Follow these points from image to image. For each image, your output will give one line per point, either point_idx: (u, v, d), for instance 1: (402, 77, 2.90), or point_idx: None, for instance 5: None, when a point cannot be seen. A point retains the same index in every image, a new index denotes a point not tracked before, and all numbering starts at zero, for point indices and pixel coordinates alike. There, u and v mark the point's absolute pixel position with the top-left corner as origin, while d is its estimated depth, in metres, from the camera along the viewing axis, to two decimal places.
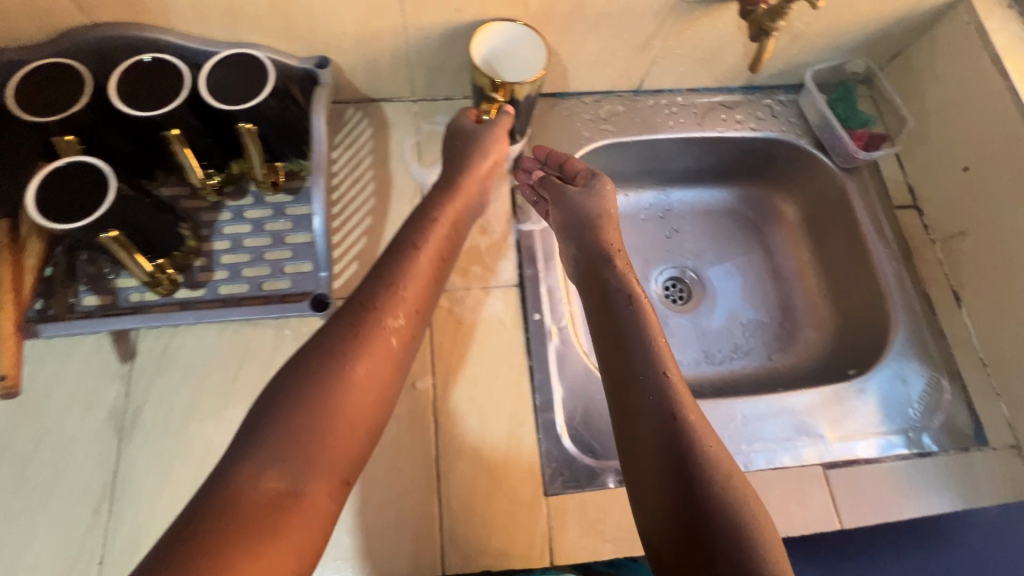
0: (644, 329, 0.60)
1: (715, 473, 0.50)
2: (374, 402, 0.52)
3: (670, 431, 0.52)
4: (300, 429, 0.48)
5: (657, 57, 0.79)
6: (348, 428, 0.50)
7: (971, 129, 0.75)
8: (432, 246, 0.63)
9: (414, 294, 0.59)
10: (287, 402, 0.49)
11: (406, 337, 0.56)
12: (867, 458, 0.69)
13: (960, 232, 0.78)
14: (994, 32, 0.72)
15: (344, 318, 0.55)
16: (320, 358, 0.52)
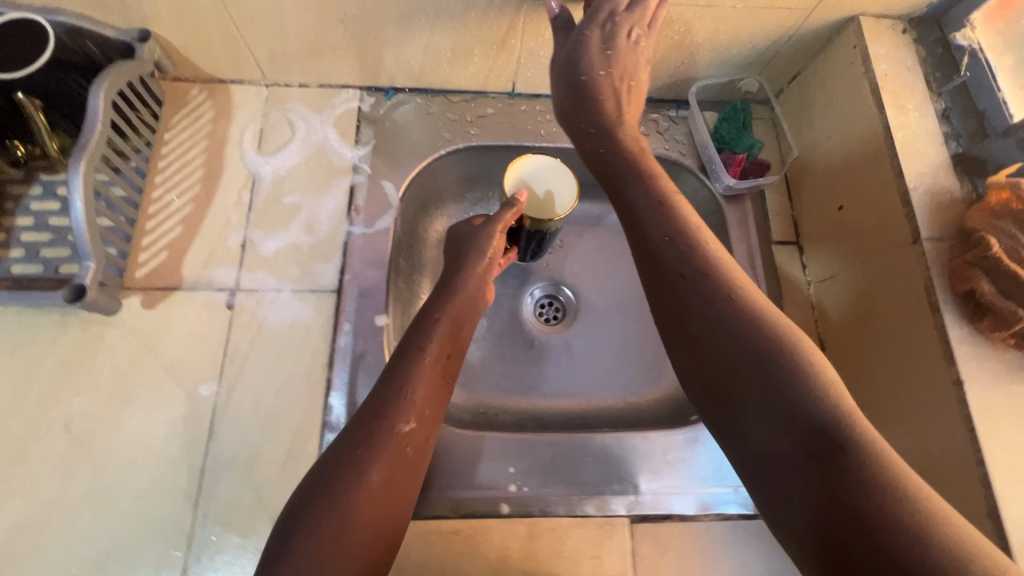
0: (652, 196, 0.55)
1: (804, 372, 0.44)
2: (391, 508, 0.48)
3: (739, 340, 0.47)
4: (331, 542, 0.44)
5: (520, 58, 0.73)
6: (366, 535, 0.46)
7: (850, 165, 0.68)
8: (436, 345, 0.58)
9: (437, 399, 0.56)
10: (302, 521, 0.45)
11: (420, 441, 0.52)
12: (681, 515, 0.63)
13: (830, 276, 0.70)
14: (879, 58, 0.65)
15: (357, 426, 0.51)
16: (342, 477, 0.47)
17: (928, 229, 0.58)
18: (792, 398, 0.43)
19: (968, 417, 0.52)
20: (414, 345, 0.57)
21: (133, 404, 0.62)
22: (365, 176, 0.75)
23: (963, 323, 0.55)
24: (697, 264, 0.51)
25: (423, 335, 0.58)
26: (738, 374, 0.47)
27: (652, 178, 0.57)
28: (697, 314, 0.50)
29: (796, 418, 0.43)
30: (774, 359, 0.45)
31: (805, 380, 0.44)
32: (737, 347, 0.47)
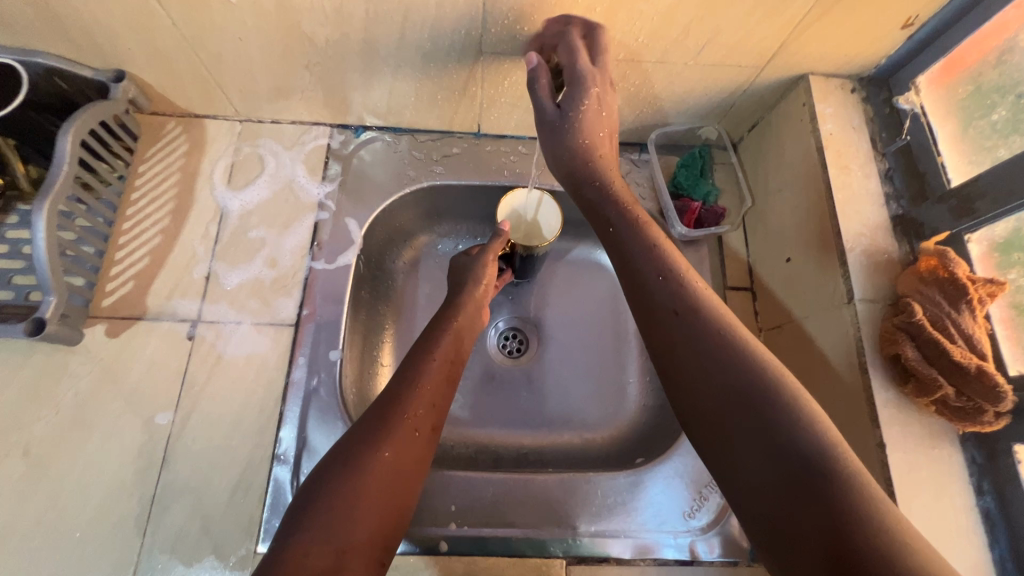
0: (644, 240, 0.59)
1: (786, 401, 0.45)
2: (401, 484, 0.53)
3: (723, 366, 0.49)
4: (350, 497, 0.50)
5: (482, 103, 0.75)
6: (381, 501, 0.51)
7: (797, 218, 0.69)
8: (446, 347, 0.65)
9: (440, 392, 0.62)
10: (324, 484, 0.51)
11: (426, 427, 0.58)
12: (619, 558, 0.65)
13: (777, 326, 0.71)
14: (825, 116, 0.67)
15: (370, 414, 0.57)
16: (359, 448, 0.53)
17: (862, 290, 0.59)
18: (773, 424, 0.45)
19: (888, 480, 0.53)
20: (425, 347, 0.65)
21: (90, 430, 0.64)
22: (330, 212, 0.77)
23: (889, 386, 0.56)
24: (687, 301, 0.54)
25: (431, 341, 0.65)
26: (722, 405, 0.48)
27: (639, 223, 0.61)
28: (687, 349, 0.52)
29: (773, 443, 0.44)
30: (762, 387, 0.47)
31: (791, 407, 0.45)
32: (724, 376, 0.49)
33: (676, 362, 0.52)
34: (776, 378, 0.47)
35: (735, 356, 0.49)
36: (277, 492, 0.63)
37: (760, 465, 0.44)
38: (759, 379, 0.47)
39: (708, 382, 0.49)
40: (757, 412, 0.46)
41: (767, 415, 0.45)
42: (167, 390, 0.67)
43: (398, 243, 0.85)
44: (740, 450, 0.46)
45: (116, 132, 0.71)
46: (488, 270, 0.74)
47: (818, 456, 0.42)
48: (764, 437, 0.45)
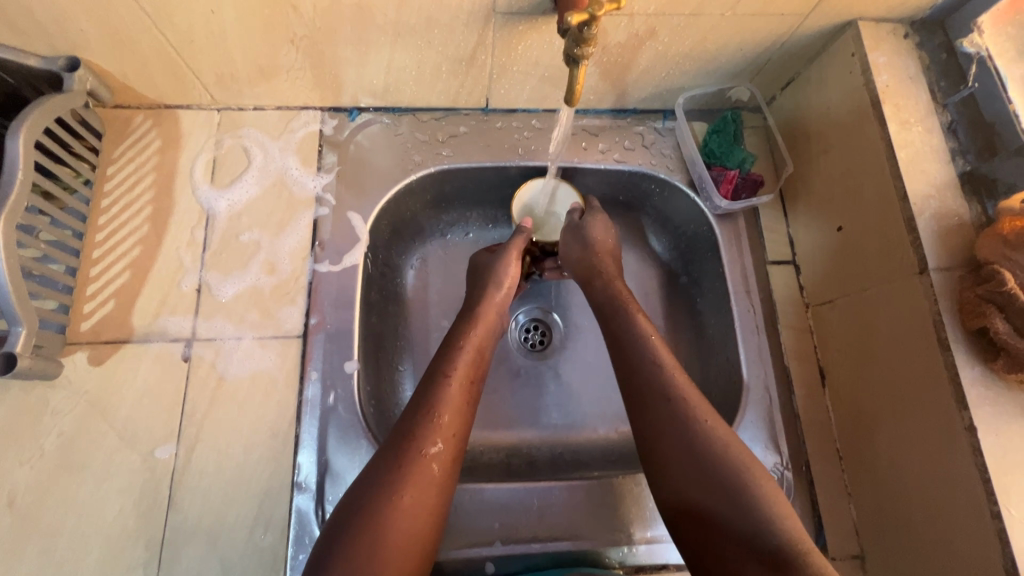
0: (610, 294, 0.64)
1: (767, 507, 0.47)
2: (424, 530, 0.47)
3: (700, 462, 0.50)
4: (370, 550, 0.44)
5: (492, 74, 0.67)
6: (403, 547, 0.46)
7: (849, 183, 0.63)
8: (461, 367, 0.57)
9: (462, 416, 0.55)
10: (339, 539, 0.45)
11: (449, 460, 0.51)
12: (679, 564, 0.60)
13: (829, 301, 0.66)
14: (878, 67, 0.60)
15: (385, 453, 0.50)
16: (377, 491, 0.47)
17: (936, 258, 0.54)
18: (745, 500, 0.48)
19: (982, 466, 0.48)
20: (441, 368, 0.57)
21: (82, 473, 0.57)
22: (330, 208, 0.69)
23: (974, 362, 0.51)
24: (669, 398, 0.54)
25: (447, 361, 0.58)
26: (704, 506, 0.49)
27: (633, 317, 0.61)
28: (668, 460, 0.52)
29: (757, 543, 0.46)
30: (714, 453, 0.50)
31: (766, 511, 0.47)
32: (708, 482, 0.50)
33: (664, 461, 0.53)
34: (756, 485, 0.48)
35: (719, 454, 0.50)
36: (300, 524, 0.57)
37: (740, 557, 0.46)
38: (744, 488, 0.48)
39: (689, 483, 0.51)
40: (730, 517, 0.48)
41: (747, 517, 0.47)
42: (166, 420, 0.59)
43: (405, 237, 0.77)
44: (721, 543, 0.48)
45: (76, 130, 0.62)
46: (507, 270, 0.66)
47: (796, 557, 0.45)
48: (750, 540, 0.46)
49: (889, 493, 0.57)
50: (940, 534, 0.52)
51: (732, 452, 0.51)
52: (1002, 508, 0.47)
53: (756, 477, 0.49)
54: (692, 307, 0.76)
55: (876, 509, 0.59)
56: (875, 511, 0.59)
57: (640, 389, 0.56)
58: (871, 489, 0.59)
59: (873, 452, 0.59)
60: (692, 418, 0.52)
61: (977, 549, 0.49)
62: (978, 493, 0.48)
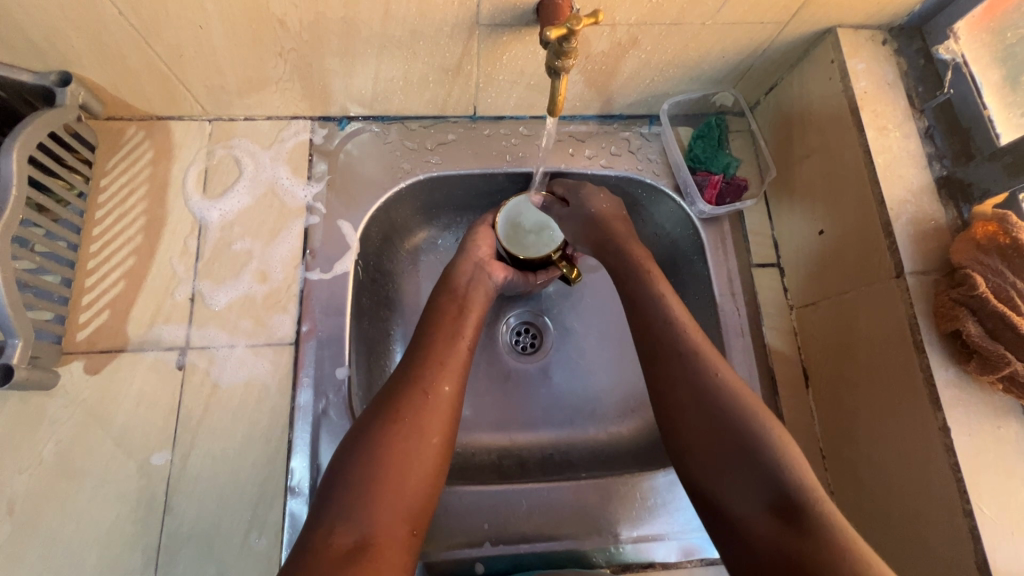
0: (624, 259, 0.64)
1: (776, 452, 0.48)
2: (431, 460, 0.50)
3: (713, 410, 0.52)
4: (367, 483, 0.47)
5: (478, 83, 0.68)
6: (401, 481, 0.48)
7: (830, 187, 0.65)
8: (464, 321, 0.61)
9: (456, 362, 0.57)
10: (349, 463, 0.48)
11: (454, 401, 0.54)
12: (664, 563, 0.62)
13: (812, 303, 0.67)
14: (857, 74, 0.61)
15: (392, 390, 0.54)
16: (370, 431, 0.50)
17: (912, 262, 0.55)
18: (753, 445, 0.49)
19: (955, 466, 0.50)
20: (449, 325, 0.60)
21: (81, 479, 0.58)
22: (320, 216, 0.70)
23: (949, 364, 0.52)
24: (683, 352, 0.55)
25: (452, 315, 0.61)
26: (714, 452, 0.51)
27: (651, 279, 0.61)
28: (685, 410, 0.53)
29: (761, 481, 0.47)
30: (724, 402, 0.52)
31: (774, 455, 0.48)
32: (718, 430, 0.51)
33: (678, 412, 0.53)
34: (767, 431, 0.50)
35: (733, 403, 0.51)
36: (294, 528, 0.58)
37: (748, 497, 0.48)
38: (756, 432, 0.50)
39: (703, 431, 0.52)
40: (740, 460, 0.49)
41: (754, 459, 0.48)
42: (161, 427, 0.61)
43: (397, 243, 0.78)
44: (729, 485, 0.49)
45: (68, 142, 0.64)
46: (486, 233, 0.70)
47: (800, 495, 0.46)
48: (757, 480, 0.48)
49: (868, 491, 0.59)
50: (915, 527, 0.53)
51: (743, 401, 0.52)
52: (974, 507, 0.48)
53: (767, 424, 0.50)
54: None
55: (856, 507, 0.60)
56: (856, 509, 0.60)
57: (652, 345, 0.57)
58: (851, 488, 0.61)
59: (853, 452, 0.61)
60: (707, 369, 0.54)
61: (943, 503, 0.51)
62: (951, 492, 0.50)
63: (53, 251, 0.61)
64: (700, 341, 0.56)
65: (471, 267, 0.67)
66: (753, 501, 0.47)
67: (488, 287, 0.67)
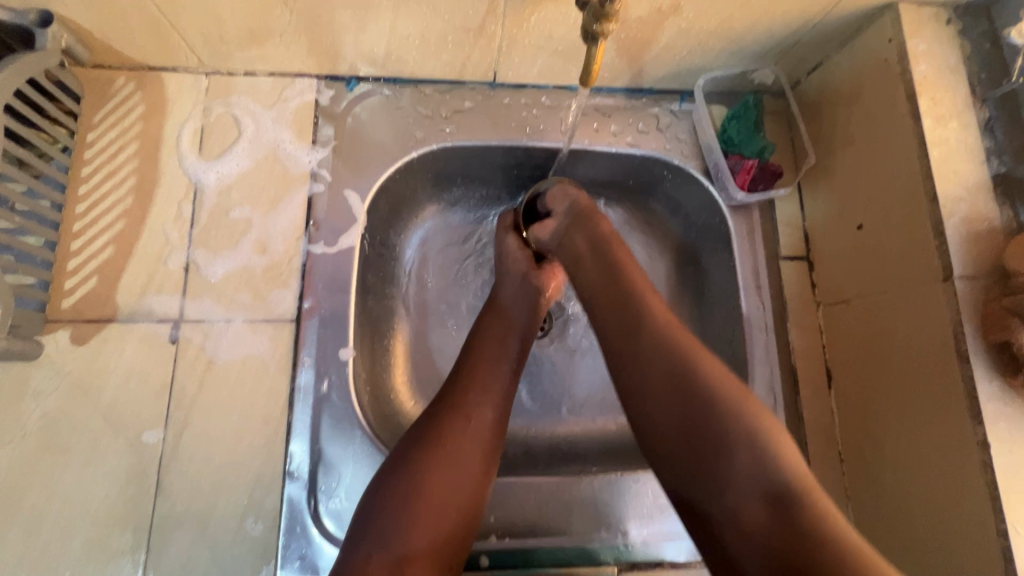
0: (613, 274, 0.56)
1: (745, 424, 0.45)
2: (473, 493, 0.48)
3: (701, 424, 0.46)
4: (405, 510, 0.45)
5: (502, 45, 0.62)
6: (439, 510, 0.46)
7: (874, 179, 0.60)
8: (510, 350, 0.57)
9: (497, 386, 0.54)
10: (388, 488, 0.46)
11: (497, 431, 0.51)
12: (673, 563, 0.60)
13: (843, 301, 0.64)
14: (917, 56, 0.56)
15: (435, 413, 0.51)
16: (409, 459, 0.47)
17: (961, 265, 0.51)
18: (717, 451, 0.45)
19: (992, 483, 0.48)
20: (484, 343, 0.57)
21: (67, 456, 0.55)
22: (325, 184, 0.65)
23: (993, 376, 0.49)
24: (684, 387, 0.47)
25: (497, 341, 0.57)
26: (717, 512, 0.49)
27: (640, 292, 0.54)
28: (644, 402, 0.49)
29: (767, 504, 0.42)
30: (681, 390, 0.47)
31: (738, 472, 0.44)
32: (687, 428, 0.47)
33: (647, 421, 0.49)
34: (761, 439, 0.45)
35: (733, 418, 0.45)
36: (292, 514, 0.56)
37: (760, 519, 0.42)
38: (748, 433, 0.45)
39: (664, 420, 0.48)
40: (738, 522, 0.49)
41: (753, 448, 0.44)
42: (153, 402, 0.57)
43: (404, 215, 0.73)
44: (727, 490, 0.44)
45: (50, 91, 0.58)
46: (514, 241, 0.66)
47: (793, 491, 0.42)
48: (740, 484, 0.44)
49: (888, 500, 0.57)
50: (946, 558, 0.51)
51: (752, 416, 0.46)
52: (1009, 527, 0.46)
53: (773, 438, 0.45)
54: (699, 300, 0.74)
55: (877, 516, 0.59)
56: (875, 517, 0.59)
57: (648, 364, 0.49)
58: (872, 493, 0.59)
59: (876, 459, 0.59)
60: (721, 385, 0.47)
61: (971, 522, 0.49)
62: (984, 510, 0.48)
63: (35, 210, 0.57)
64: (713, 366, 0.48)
65: (515, 282, 0.63)
66: (751, 523, 0.42)
67: (536, 303, 0.62)
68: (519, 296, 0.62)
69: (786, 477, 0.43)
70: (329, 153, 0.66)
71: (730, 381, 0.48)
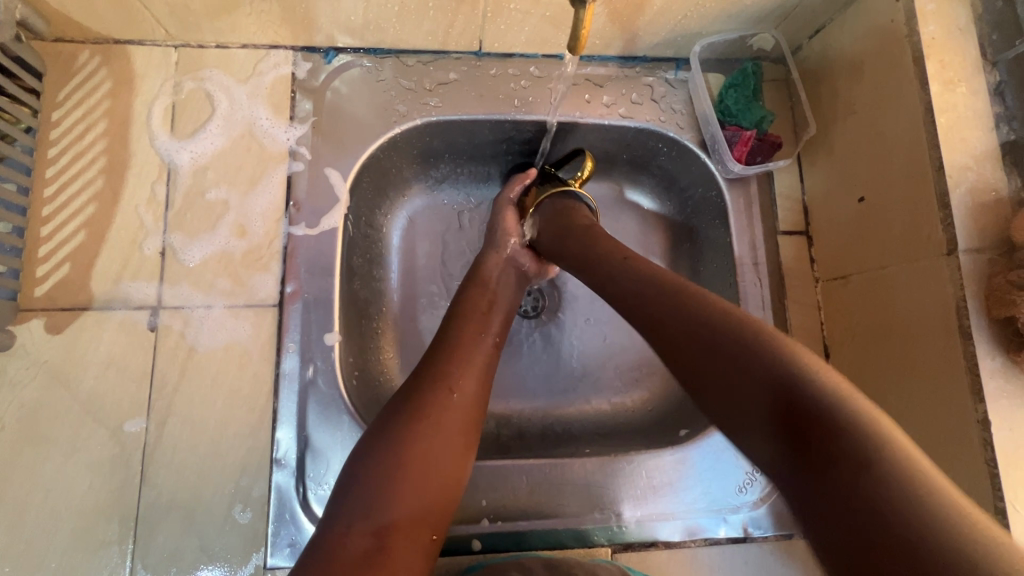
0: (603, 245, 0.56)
1: (764, 349, 0.39)
2: (455, 466, 0.47)
3: (735, 359, 0.40)
4: (383, 481, 0.43)
5: (486, 11, 0.59)
6: (421, 479, 0.44)
7: (877, 149, 0.58)
8: (493, 329, 0.56)
9: (479, 360, 0.53)
10: (367, 459, 0.44)
11: (475, 405, 0.50)
12: (667, 542, 0.60)
13: (843, 277, 0.62)
14: (926, 15, 0.53)
15: (411, 384, 0.50)
16: (392, 428, 0.46)
17: (966, 239, 0.49)
18: (712, 335, 0.42)
19: (991, 461, 0.47)
20: (466, 320, 0.56)
21: (47, 447, 0.54)
22: (305, 163, 0.63)
23: (996, 352, 0.48)
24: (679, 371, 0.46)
25: (475, 316, 0.56)
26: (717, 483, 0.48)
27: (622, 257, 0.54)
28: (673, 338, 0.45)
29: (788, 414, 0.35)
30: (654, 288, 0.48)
31: (763, 353, 0.39)
32: (692, 332, 0.43)
33: (677, 361, 0.44)
34: (795, 359, 0.37)
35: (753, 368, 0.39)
36: (281, 501, 0.55)
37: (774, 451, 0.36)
38: (779, 357, 0.38)
39: (699, 359, 0.42)
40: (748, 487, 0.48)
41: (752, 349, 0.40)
42: (134, 391, 0.56)
43: (389, 194, 0.71)
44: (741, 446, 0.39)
45: (7, 68, 0.55)
46: (513, 218, 0.65)
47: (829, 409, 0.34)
48: (766, 392, 0.37)
49: None
50: None
51: (769, 347, 0.39)
52: (1007, 505, 0.46)
53: (801, 356, 0.38)
54: (694, 278, 0.73)
55: None
56: None
57: (654, 303, 0.47)
58: None
59: None
60: (722, 312, 0.43)
61: (971, 498, 0.48)
62: (984, 487, 0.47)
63: (1, 195, 0.54)
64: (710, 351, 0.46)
65: (501, 260, 0.62)
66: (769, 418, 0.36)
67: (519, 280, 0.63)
68: (511, 270, 0.62)
69: (839, 395, 0.34)
70: (308, 131, 0.63)
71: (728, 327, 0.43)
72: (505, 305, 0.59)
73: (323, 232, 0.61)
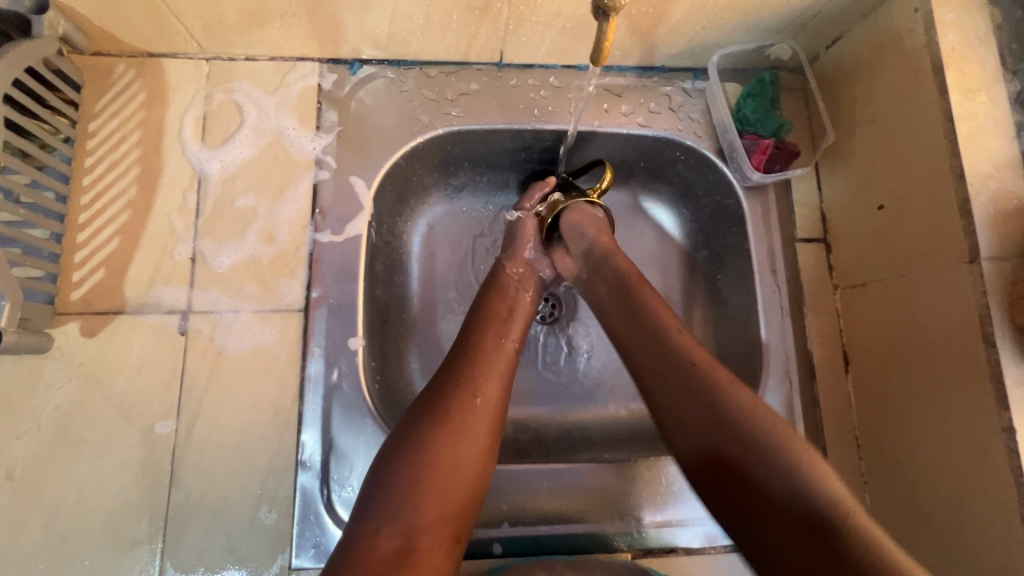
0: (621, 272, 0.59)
1: (769, 431, 0.45)
2: (480, 469, 0.47)
3: (732, 434, 0.46)
4: (411, 483, 0.44)
5: (508, 24, 0.60)
6: (447, 482, 0.45)
7: (896, 157, 0.58)
8: (513, 334, 0.57)
9: (500, 364, 0.53)
10: (394, 462, 0.46)
11: (497, 408, 0.51)
12: (687, 548, 0.60)
13: (862, 284, 0.62)
14: (945, 26, 0.54)
15: (434, 388, 0.51)
16: (418, 433, 0.47)
17: (988, 246, 0.50)
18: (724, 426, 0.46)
19: (1017, 468, 0.47)
20: (486, 326, 0.57)
21: (81, 447, 0.55)
22: (330, 171, 0.64)
23: (1020, 359, 0.48)
24: (709, 396, 0.48)
25: (495, 322, 0.57)
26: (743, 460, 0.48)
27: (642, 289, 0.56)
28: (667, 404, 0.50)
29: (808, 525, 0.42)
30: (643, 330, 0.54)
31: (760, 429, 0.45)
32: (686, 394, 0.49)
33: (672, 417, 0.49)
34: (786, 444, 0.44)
35: (772, 443, 0.45)
36: (306, 503, 0.56)
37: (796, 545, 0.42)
38: (790, 461, 0.44)
39: (686, 412, 0.49)
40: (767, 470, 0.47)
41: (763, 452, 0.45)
42: (165, 394, 0.57)
43: (410, 202, 0.72)
44: (758, 484, 0.44)
45: (49, 80, 0.57)
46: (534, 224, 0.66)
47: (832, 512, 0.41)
48: (784, 497, 0.43)
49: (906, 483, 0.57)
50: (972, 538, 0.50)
51: (776, 433, 0.45)
52: None
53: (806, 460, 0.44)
54: (712, 285, 0.73)
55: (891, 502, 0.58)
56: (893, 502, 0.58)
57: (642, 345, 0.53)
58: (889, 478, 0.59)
59: (893, 445, 0.58)
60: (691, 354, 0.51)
61: (995, 506, 0.48)
62: (1009, 495, 0.47)
63: (41, 203, 0.56)
64: (730, 379, 0.49)
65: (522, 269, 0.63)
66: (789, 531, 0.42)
67: (538, 290, 0.64)
68: (529, 280, 0.63)
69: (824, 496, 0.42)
70: (333, 140, 0.65)
71: (714, 367, 0.50)
72: (523, 310, 0.60)
73: (347, 238, 0.62)
